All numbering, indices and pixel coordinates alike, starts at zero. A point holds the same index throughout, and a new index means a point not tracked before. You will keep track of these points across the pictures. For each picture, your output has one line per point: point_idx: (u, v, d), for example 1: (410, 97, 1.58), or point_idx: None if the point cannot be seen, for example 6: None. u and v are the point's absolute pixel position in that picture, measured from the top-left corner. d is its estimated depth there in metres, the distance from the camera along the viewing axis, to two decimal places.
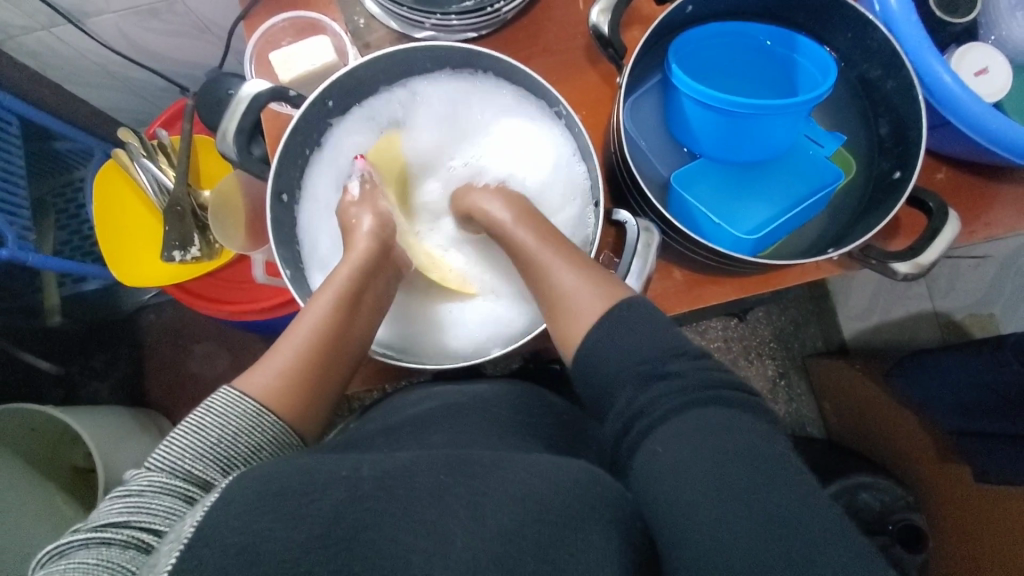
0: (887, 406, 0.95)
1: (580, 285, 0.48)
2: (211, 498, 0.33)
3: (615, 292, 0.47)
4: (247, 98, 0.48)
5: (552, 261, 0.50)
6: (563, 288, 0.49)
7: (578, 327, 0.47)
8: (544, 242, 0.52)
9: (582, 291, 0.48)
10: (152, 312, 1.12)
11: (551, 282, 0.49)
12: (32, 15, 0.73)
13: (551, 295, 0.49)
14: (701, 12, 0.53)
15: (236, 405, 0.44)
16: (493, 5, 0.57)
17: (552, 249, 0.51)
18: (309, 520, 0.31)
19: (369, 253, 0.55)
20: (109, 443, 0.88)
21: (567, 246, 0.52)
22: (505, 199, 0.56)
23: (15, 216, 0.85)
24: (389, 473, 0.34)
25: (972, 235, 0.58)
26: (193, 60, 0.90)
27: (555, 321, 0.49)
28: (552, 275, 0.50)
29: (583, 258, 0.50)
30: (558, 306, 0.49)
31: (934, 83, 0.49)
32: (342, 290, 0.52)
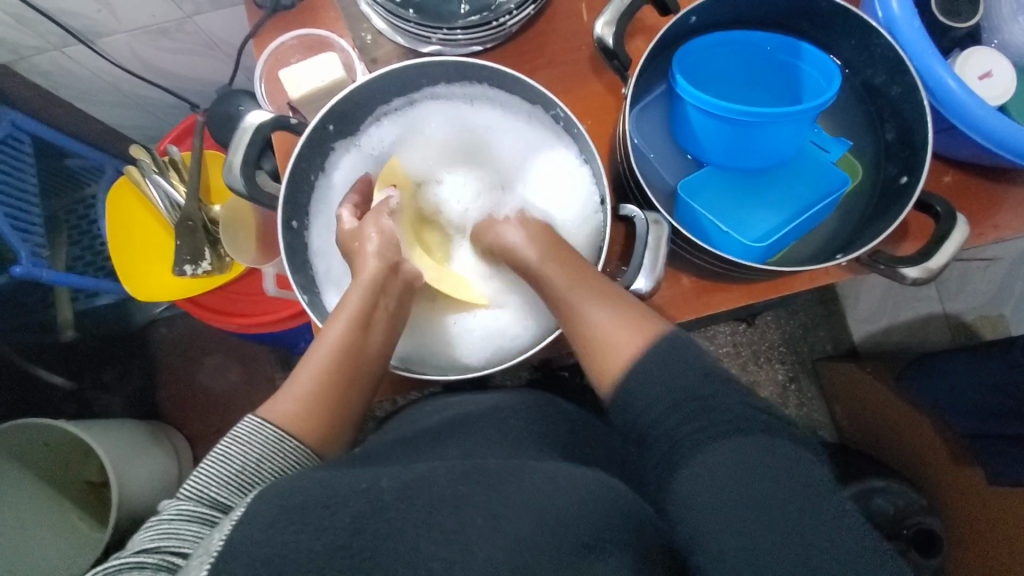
0: (898, 409, 0.95)
1: (616, 333, 0.47)
2: (230, 523, 0.33)
3: (649, 329, 0.46)
4: (250, 127, 0.50)
5: (579, 296, 0.49)
6: (595, 326, 0.48)
7: (617, 358, 0.46)
8: (573, 277, 0.50)
9: (619, 339, 0.47)
10: (164, 325, 1.14)
11: (580, 320, 0.49)
12: (46, 36, 0.75)
13: (580, 333, 0.49)
14: (704, 22, 0.54)
15: (260, 432, 0.45)
16: (498, 19, 0.57)
17: (582, 283, 0.50)
18: (327, 531, 0.31)
19: (377, 271, 0.53)
20: (123, 456, 0.89)
21: (598, 279, 0.50)
22: (533, 233, 0.55)
23: (28, 233, 0.87)
24: (408, 485, 0.34)
25: (981, 237, 0.58)
26: (202, 78, 0.92)
27: (589, 362, 0.48)
28: (577, 310, 0.49)
29: (612, 290, 0.49)
30: (589, 344, 0.48)
31: (938, 89, 0.49)
32: (357, 306, 0.52)
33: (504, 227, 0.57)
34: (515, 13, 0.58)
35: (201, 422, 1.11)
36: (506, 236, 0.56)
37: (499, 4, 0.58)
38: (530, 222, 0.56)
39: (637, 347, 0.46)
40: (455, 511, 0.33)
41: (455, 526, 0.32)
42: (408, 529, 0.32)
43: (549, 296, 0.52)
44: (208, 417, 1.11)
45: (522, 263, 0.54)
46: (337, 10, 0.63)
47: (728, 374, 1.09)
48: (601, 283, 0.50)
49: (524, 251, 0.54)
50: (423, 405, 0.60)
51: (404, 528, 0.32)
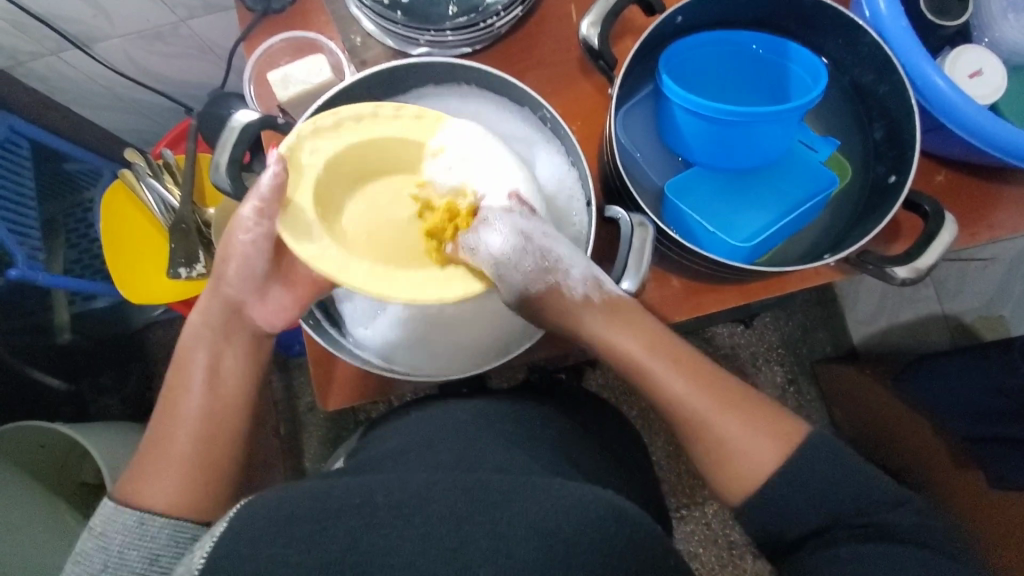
0: (897, 411, 0.94)
1: (758, 453, 0.47)
2: (213, 536, 0.34)
3: (786, 442, 0.48)
4: (239, 126, 0.50)
5: (711, 408, 0.49)
6: (728, 441, 0.48)
7: (756, 471, 0.47)
8: (695, 381, 0.49)
9: (761, 460, 0.47)
10: (162, 328, 1.14)
11: (713, 434, 0.48)
12: (40, 40, 0.75)
13: (714, 447, 0.49)
14: (691, 22, 0.54)
15: (118, 518, 0.46)
16: (486, 21, 0.57)
17: (710, 391, 0.49)
18: (322, 545, 0.32)
19: (217, 311, 0.53)
20: (120, 458, 0.89)
21: (725, 386, 0.50)
22: (633, 327, 0.50)
23: (26, 237, 0.87)
24: (392, 498, 0.34)
25: (974, 238, 0.58)
26: (196, 81, 0.92)
27: (720, 472, 0.49)
28: (709, 425, 0.48)
29: (738, 395, 0.50)
30: (723, 459, 0.48)
31: (926, 87, 0.49)
32: (197, 363, 0.52)
33: (587, 312, 0.50)
34: (503, 14, 0.58)
35: None
36: (581, 317, 0.51)
37: (487, 5, 0.58)
38: (614, 299, 0.51)
39: (778, 461, 0.47)
40: (438, 520, 0.33)
41: (442, 533, 0.32)
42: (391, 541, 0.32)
43: (667, 399, 0.49)
44: None
45: (625, 359, 0.50)
46: (327, 13, 0.63)
47: (726, 376, 1.09)
48: (750, 408, 0.49)
49: (621, 337, 0.50)
50: (415, 407, 0.60)
51: (389, 535, 0.32)
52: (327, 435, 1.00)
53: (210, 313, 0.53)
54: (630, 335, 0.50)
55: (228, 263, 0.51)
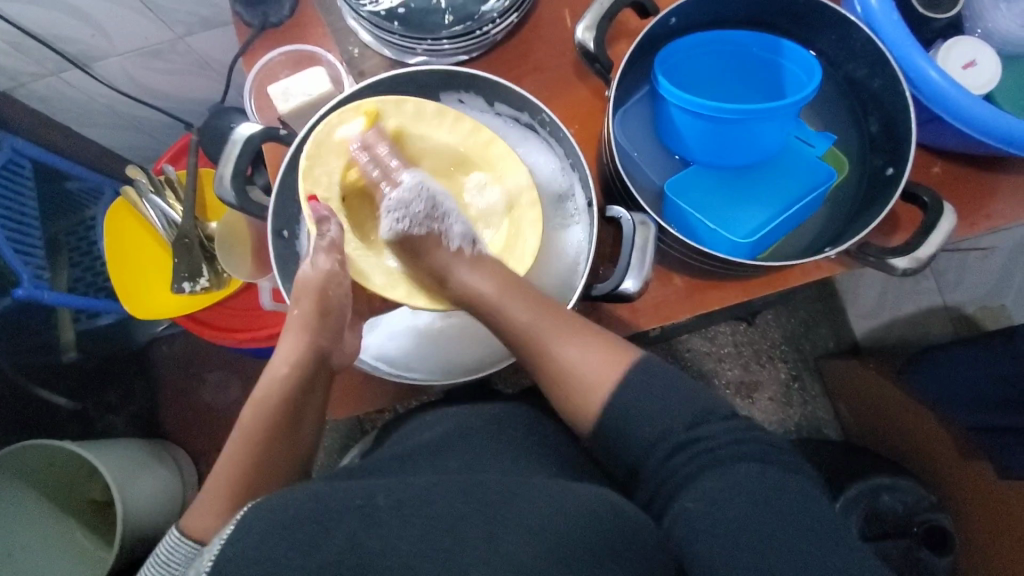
0: (904, 405, 0.93)
1: (600, 372, 0.48)
2: (219, 542, 0.32)
3: (622, 355, 0.49)
4: (241, 139, 0.50)
5: (551, 333, 0.49)
6: (566, 360, 0.48)
7: (592, 400, 0.48)
8: (539, 310, 0.50)
9: (600, 373, 0.48)
10: (165, 344, 1.14)
11: (556, 359, 0.49)
12: (41, 61, 0.76)
13: (562, 376, 0.49)
14: (685, 23, 0.54)
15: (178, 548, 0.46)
16: (481, 28, 0.58)
17: (549, 316, 0.49)
18: (319, 548, 0.31)
19: (309, 362, 0.52)
20: (127, 476, 0.89)
21: (563, 313, 0.50)
22: (485, 269, 0.51)
23: (30, 255, 0.88)
24: (389, 500, 0.34)
25: (973, 228, 0.58)
26: (196, 97, 0.93)
27: (568, 403, 0.49)
28: (550, 351, 0.49)
29: (578, 319, 0.50)
30: (575, 388, 0.48)
31: (921, 80, 0.49)
32: (281, 399, 0.51)
33: (467, 275, 0.51)
34: (498, 21, 0.58)
35: (204, 440, 1.11)
36: (454, 269, 0.51)
37: (483, 12, 0.58)
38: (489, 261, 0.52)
39: (615, 375, 0.47)
40: (432, 519, 0.33)
41: (436, 536, 0.32)
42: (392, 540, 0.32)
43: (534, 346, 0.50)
44: (211, 435, 1.12)
45: (478, 304, 0.51)
46: (324, 26, 0.64)
47: (729, 375, 1.08)
48: (591, 331, 0.50)
49: (480, 291, 0.51)
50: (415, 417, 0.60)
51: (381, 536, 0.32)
52: (333, 445, 1.01)
53: (299, 364, 0.52)
54: (479, 279, 0.51)
55: (315, 307, 0.52)
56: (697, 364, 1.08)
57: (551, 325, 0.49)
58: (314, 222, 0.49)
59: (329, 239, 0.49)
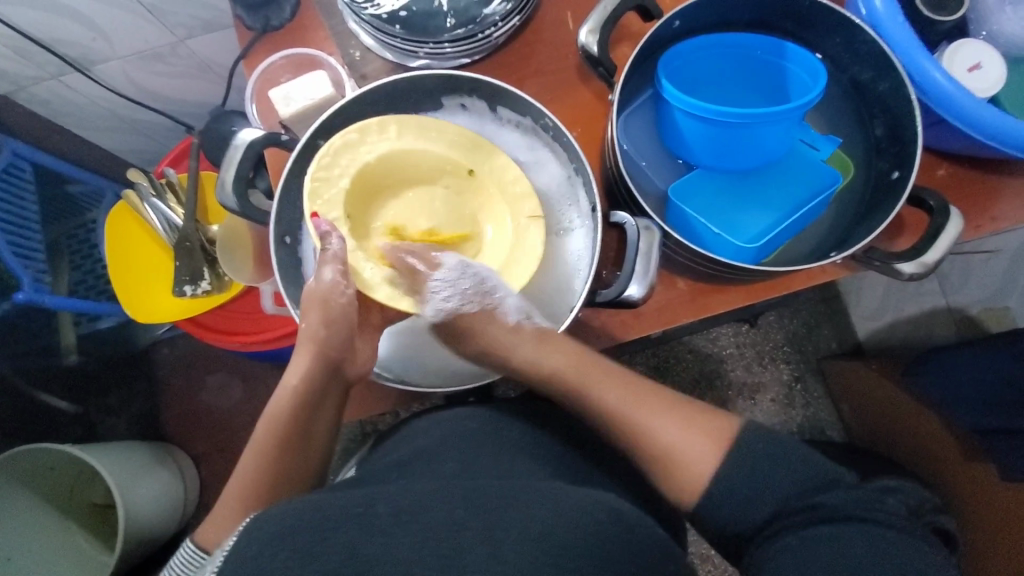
0: (908, 407, 0.93)
1: (685, 443, 0.50)
2: (222, 552, 0.34)
3: (720, 436, 0.50)
4: (243, 144, 0.50)
5: (642, 412, 0.52)
6: (667, 439, 0.51)
7: (696, 477, 0.49)
8: (627, 393, 0.53)
9: (690, 448, 0.50)
10: (167, 347, 1.14)
11: (653, 436, 0.51)
12: (42, 65, 0.76)
13: (654, 452, 0.51)
14: (688, 26, 0.54)
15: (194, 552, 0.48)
16: (484, 32, 0.58)
17: (634, 396, 0.53)
18: (318, 558, 0.31)
19: (316, 374, 0.52)
20: (129, 479, 0.89)
21: (649, 393, 0.53)
22: (561, 349, 0.53)
23: (30, 259, 0.88)
24: (389, 509, 0.34)
25: (978, 231, 0.58)
26: (197, 100, 0.92)
27: (668, 478, 0.50)
28: (648, 427, 0.51)
29: (666, 395, 0.54)
30: (673, 465, 0.50)
31: (926, 83, 0.49)
32: (291, 413, 0.51)
33: (511, 340, 0.54)
34: (501, 24, 0.58)
35: (206, 442, 1.11)
36: (509, 346, 0.54)
37: (485, 15, 0.58)
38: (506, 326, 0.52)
39: (717, 453, 0.49)
40: (437, 528, 0.33)
41: (437, 544, 0.32)
42: (393, 550, 0.32)
43: (604, 414, 0.53)
44: (213, 437, 1.11)
45: (562, 384, 0.53)
46: (325, 29, 0.64)
47: (732, 376, 1.08)
48: (671, 402, 0.53)
49: (547, 365, 0.53)
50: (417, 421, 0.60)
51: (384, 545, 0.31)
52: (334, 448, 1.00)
53: (309, 377, 0.52)
54: (548, 357, 0.53)
55: (323, 318, 0.51)
56: (700, 366, 1.08)
57: (635, 405, 0.52)
58: (318, 237, 0.48)
59: (331, 252, 0.47)
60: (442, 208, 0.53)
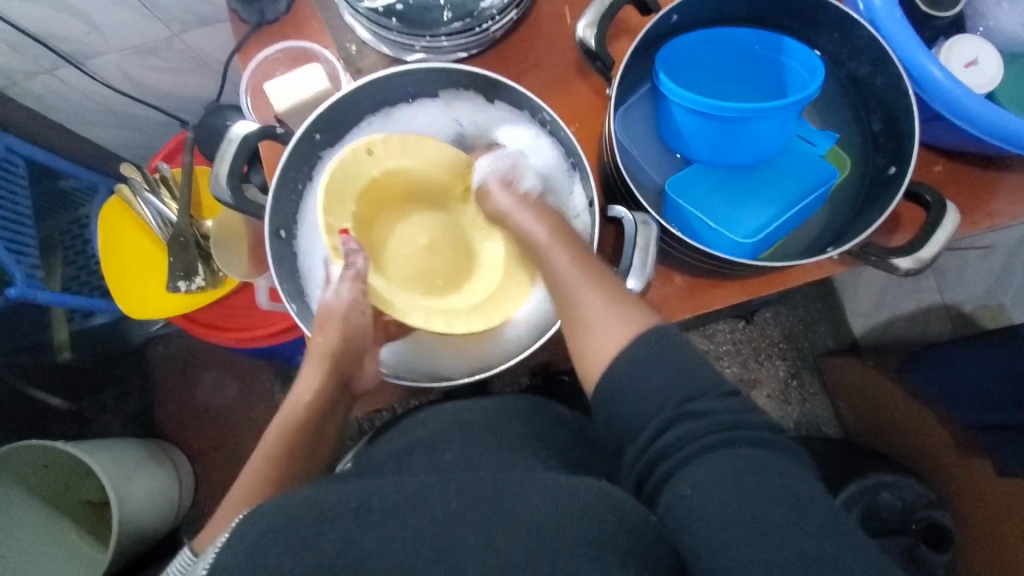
0: (903, 403, 0.94)
1: (607, 323, 0.45)
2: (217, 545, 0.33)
3: (643, 321, 0.45)
4: (237, 138, 0.50)
5: (578, 282, 0.48)
6: (584, 307, 0.47)
7: (597, 355, 0.45)
8: (573, 258, 0.49)
9: (609, 330, 0.45)
10: (162, 343, 1.13)
11: (573, 302, 0.47)
12: (34, 59, 0.75)
13: (576, 321, 0.47)
14: (686, 21, 0.54)
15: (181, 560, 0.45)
16: (481, 26, 0.57)
17: (582, 266, 0.48)
18: (311, 552, 0.31)
19: (331, 383, 0.55)
20: (123, 477, 0.88)
21: (606, 274, 0.48)
22: (540, 215, 0.53)
23: (23, 255, 0.87)
24: (385, 502, 0.34)
25: (974, 226, 0.58)
26: (192, 95, 0.92)
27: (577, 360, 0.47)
28: (575, 295, 0.47)
29: (614, 279, 0.48)
30: (581, 331, 0.46)
31: (923, 78, 0.49)
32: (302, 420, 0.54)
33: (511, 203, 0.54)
34: (499, 18, 0.58)
35: (201, 439, 1.11)
36: (511, 213, 0.54)
37: (483, 9, 0.58)
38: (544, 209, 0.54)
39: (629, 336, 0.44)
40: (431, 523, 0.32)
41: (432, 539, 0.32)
42: (389, 547, 0.31)
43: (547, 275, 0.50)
44: (208, 434, 1.11)
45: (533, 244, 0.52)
46: (321, 23, 0.63)
47: (728, 373, 1.08)
48: (614, 286, 0.47)
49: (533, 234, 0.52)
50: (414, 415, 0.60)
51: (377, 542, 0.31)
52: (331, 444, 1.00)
53: (321, 392, 0.55)
54: (535, 224, 0.52)
55: (340, 333, 0.55)
56: None
57: (566, 269, 0.49)
58: (342, 255, 0.52)
59: (355, 270, 0.52)
60: (441, 230, 0.59)
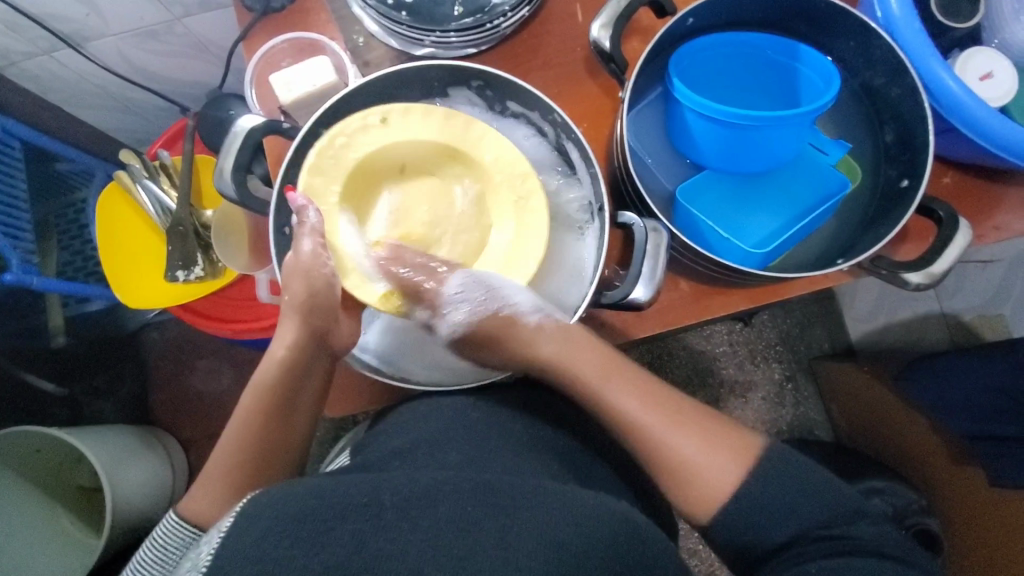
0: (895, 409, 0.95)
1: (708, 465, 0.48)
2: (217, 536, 0.32)
3: (745, 454, 0.49)
4: (242, 132, 0.49)
5: (650, 419, 0.50)
6: (682, 454, 0.49)
7: (719, 486, 0.48)
8: (644, 396, 0.51)
9: (711, 468, 0.48)
10: (157, 330, 1.12)
11: (670, 450, 0.49)
12: (33, 40, 0.73)
13: (671, 466, 0.49)
14: (701, 24, 0.53)
15: (176, 532, 0.47)
16: (492, 22, 0.56)
17: (652, 404, 0.51)
18: (328, 547, 0.30)
19: (305, 350, 0.52)
20: (117, 465, 0.88)
21: (675, 400, 0.51)
22: (592, 352, 0.52)
23: (18, 240, 0.85)
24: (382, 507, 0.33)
25: (980, 239, 0.58)
26: (192, 80, 0.90)
27: (679, 491, 0.49)
28: (654, 439, 0.50)
29: (690, 411, 0.51)
30: (687, 478, 0.49)
31: (939, 90, 0.48)
32: (277, 386, 0.50)
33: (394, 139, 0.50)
34: (510, 15, 0.57)
35: (195, 427, 1.10)
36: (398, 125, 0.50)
37: (494, 6, 0.57)
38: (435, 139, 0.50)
39: (738, 478, 0.48)
40: (432, 528, 0.32)
41: (444, 545, 0.31)
42: None
43: (611, 413, 0.51)
44: (202, 422, 1.10)
45: (583, 386, 0.52)
46: (328, 13, 0.62)
47: (724, 374, 1.08)
48: (703, 419, 0.51)
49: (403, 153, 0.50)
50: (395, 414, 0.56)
51: (381, 545, 0.31)
52: (326, 436, 1.00)
53: (298, 351, 0.51)
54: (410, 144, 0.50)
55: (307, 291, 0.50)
56: (692, 363, 1.08)
57: (643, 409, 0.50)
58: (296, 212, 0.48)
59: (309, 224, 0.47)
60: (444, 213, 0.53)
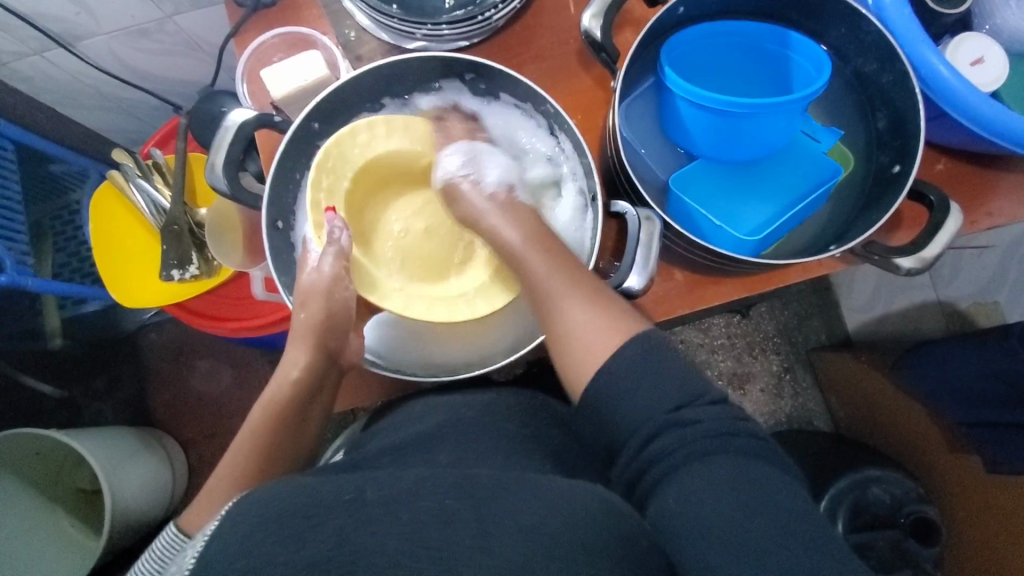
0: (892, 397, 0.95)
1: (594, 334, 0.44)
2: (202, 537, 0.32)
3: (626, 327, 0.44)
4: (233, 126, 0.49)
5: (554, 286, 0.46)
6: (569, 322, 0.45)
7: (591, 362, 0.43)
8: (550, 261, 0.48)
9: (596, 337, 0.44)
10: (154, 331, 1.12)
11: (557, 316, 0.46)
12: (24, 40, 0.73)
13: (557, 334, 0.46)
14: (692, 13, 0.53)
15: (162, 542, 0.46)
16: (484, 14, 0.56)
17: (560, 271, 0.47)
18: (323, 541, 0.30)
19: (317, 369, 0.54)
20: (115, 465, 0.87)
21: (580, 271, 0.48)
22: (522, 221, 0.51)
23: (12, 241, 0.84)
24: (381, 496, 0.33)
25: (974, 225, 0.58)
26: (185, 78, 0.90)
27: (563, 367, 0.46)
28: (556, 306, 0.46)
29: (593, 283, 0.47)
30: (567, 344, 0.45)
31: (929, 76, 0.48)
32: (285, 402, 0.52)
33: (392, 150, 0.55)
34: (501, 7, 0.56)
35: (194, 428, 1.10)
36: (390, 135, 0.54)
37: None
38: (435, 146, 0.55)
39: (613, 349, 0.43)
40: (430, 518, 0.32)
41: (442, 534, 0.31)
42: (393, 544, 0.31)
43: (528, 284, 0.48)
44: (200, 423, 1.10)
45: (507, 252, 0.50)
46: (319, 8, 0.62)
47: (722, 366, 1.09)
48: (596, 288, 0.46)
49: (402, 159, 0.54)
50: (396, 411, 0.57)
51: (379, 534, 0.31)
52: (325, 434, 1.00)
53: (309, 369, 0.54)
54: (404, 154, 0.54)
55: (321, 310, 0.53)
56: (691, 356, 1.08)
57: (542, 271, 0.47)
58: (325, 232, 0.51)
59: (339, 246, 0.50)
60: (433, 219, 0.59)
